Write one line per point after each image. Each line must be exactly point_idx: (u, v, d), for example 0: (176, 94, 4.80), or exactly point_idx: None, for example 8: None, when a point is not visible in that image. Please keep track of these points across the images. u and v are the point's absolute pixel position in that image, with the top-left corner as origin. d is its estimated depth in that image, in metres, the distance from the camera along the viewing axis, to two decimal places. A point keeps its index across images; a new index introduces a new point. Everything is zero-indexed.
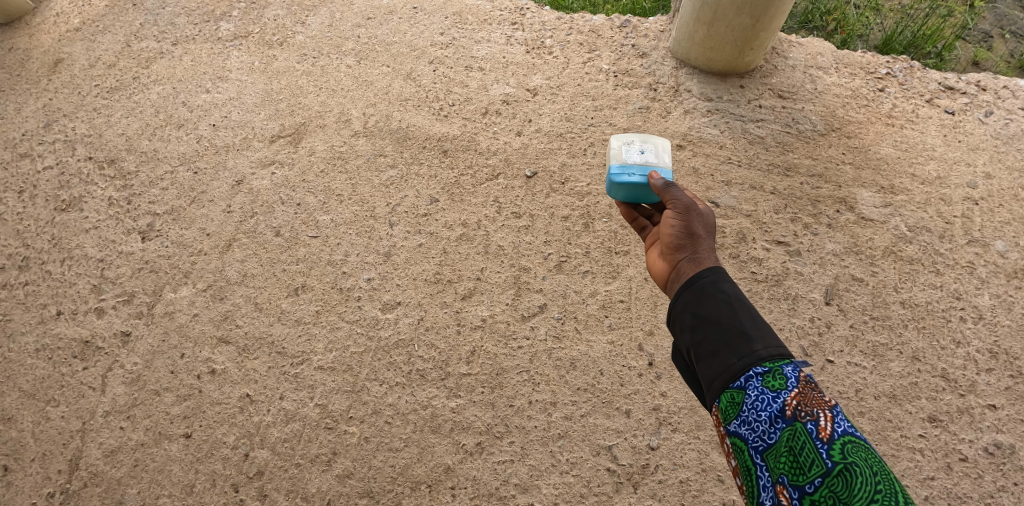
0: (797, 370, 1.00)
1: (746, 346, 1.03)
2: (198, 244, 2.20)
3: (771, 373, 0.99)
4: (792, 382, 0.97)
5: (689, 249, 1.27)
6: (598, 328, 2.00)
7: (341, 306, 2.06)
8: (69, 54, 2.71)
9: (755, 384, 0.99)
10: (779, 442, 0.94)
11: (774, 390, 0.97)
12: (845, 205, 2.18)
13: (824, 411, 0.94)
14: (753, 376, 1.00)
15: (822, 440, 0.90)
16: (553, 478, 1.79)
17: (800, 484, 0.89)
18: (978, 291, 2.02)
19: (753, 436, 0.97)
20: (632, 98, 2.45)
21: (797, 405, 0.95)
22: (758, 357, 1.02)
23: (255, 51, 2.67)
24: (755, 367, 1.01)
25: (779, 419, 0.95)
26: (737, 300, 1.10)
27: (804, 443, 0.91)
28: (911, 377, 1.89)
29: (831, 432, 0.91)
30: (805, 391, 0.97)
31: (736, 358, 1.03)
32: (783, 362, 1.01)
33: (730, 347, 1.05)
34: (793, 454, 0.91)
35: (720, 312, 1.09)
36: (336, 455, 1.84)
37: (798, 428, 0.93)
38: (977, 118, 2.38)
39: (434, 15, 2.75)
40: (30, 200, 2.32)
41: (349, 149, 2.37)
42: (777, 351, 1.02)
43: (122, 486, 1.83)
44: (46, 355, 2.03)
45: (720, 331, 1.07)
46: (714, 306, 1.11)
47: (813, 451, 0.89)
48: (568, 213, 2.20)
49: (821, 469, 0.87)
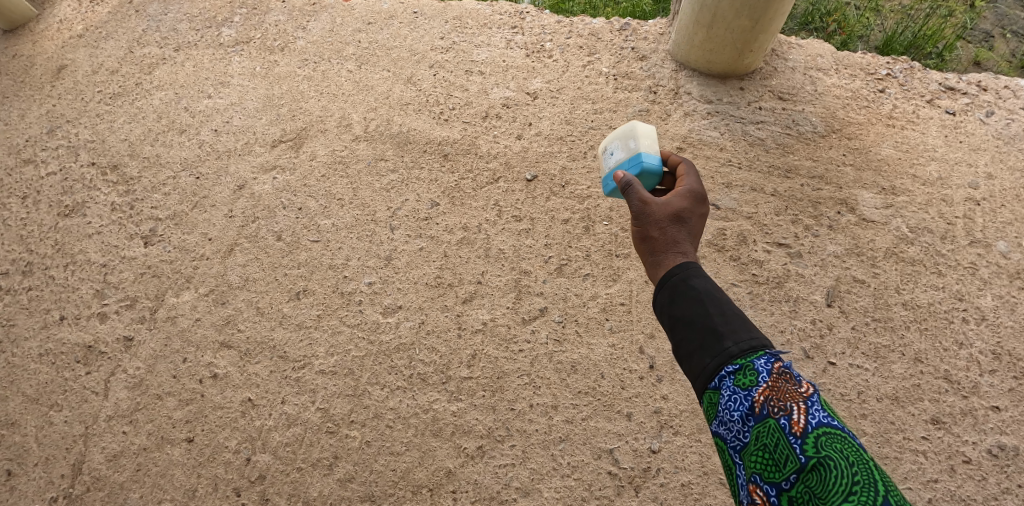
0: (771, 362, 0.98)
1: (716, 344, 1.02)
2: (200, 249, 2.21)
3: (742, 370, 0.98)
4: (763, 377, 0.96)
5: (650, 248, 1.26)
6: (598, 331, 2.00)
7: (341, 310, 2.07)
8: (72, 60, 2.73)
9: (728, 384, 0.99)
10: (753, 440, 0.94)
11: (745, 388, 0.96)
12: (846, 206, 2.18)
13: (797, 403, 0.93)
14: (725, 375, 0.99)
15: (795, 435, 0.90)
16: (553, 481, 1.79)
17: (777, 481, 0.89)
18: (980, 292, 2.01)
19: (729, 435, 0.98)
20: (632, 101, 2.45)
21: (768, 400, 0.94)
22: (730, 354, 1.00)
23: (256, 56, 2.68)
24: (727, 365, 1.00)
25: (750, 417, 0.95)
26: (707, 296, 1.09)
27: (778, 439, 0.91)
28: (913, 378, 1.88)
29: (804, 425, 0.90)
30: (777, 385, 0.95)
31: (710, 358, 1.02)
32: (755, 356, 0.99)
33: (704, 347, 1.03)
34: (768, 452, 0.91)
35: (690, 312, 1.07)
36: (337, 459, 1.85)
37: (772, 425, 0.92)
38: (977, 118, 2.37)
39: (434, 19, 2.76)
40: (34, 206, 2.34)
41: (349, 154, 2.38)
42: (748, 346, 1.00)
43: (125, 490, 1.84)
44: (50, 360, 2.04)
45: (692, 332, 1.06)
46: (684, 305, 1.09)
47: (787, 447, 0.89)
48: (569, 216, 2.20)
49: (795, 465, 0.87)
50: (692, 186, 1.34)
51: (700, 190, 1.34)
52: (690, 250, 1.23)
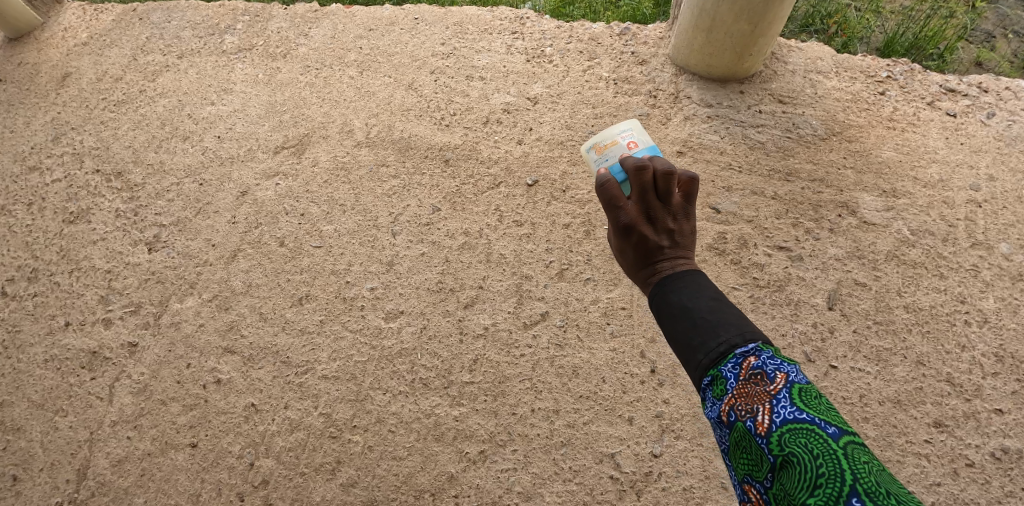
0: (739, 365, 1.01)
1: (692, 358, 1.07)
2: (204, 255, 2.23)
3: (714, 380, 1.03)
4: (731, 384, 1.00)
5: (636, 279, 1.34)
6: (600, 335, 2.00)
7: (344, 315, 2.08)
8: (76, 68, 2.75)
9: (707, 395, 1.04)
10: (734, 444, 0.99)
11: (719, 398, 1.01)
12: (847, 209, 2.17)
13: (764, 403, 0.95)
14: (705, 388, 1.05)
15: (761, 436, 0.94)
16: (555, 486, 1.79)
17: (760, 479, 0.94)
18: (983, 294, 2.00)
19: (720, 439, 1.04)
20: (632, 105, 2.46)
21: (736, 406, 0.98)
22: (703, 367, 1.05)
23: (258, 63, 2.70)
24: (704, 377, 1.05)
25: (725, 424, 1.00)
26: (682, 310, 1.13)
27: (749, 441, 0.95)
28: (916, 381, 1.87)
29: (769, 424, 0.93)
30: (745, 389, 0.98)
31: (692, 372, 1.08)
32: (724, 363, 1.03)
33: (686, 362, 1.09)
34: (746, 454, 0.96)
35: (669, 332, 1.13)
36: (340, 463, 1.85)
37: (741, 429, 0.96)
38: (979, 120, 2.36)
39: (435, 26, 2.77)
40: (39, 213, 2.36)
41: (351, 160, 2.40)
42: (717, 352, 1.04)
43: (129, 495, 1.85)
44: (55, 366, 2.06)
45: (676, 350, 1.12)
46: (666, 324, 1.15)
47: (758, 448, 0.94)
48: (570, 221, 2.21)
49: (768, 464, 0.92)
50: (612, 220, 1.30)
51: (620, 216, 1.28)
52: (660, 267, 1.25)
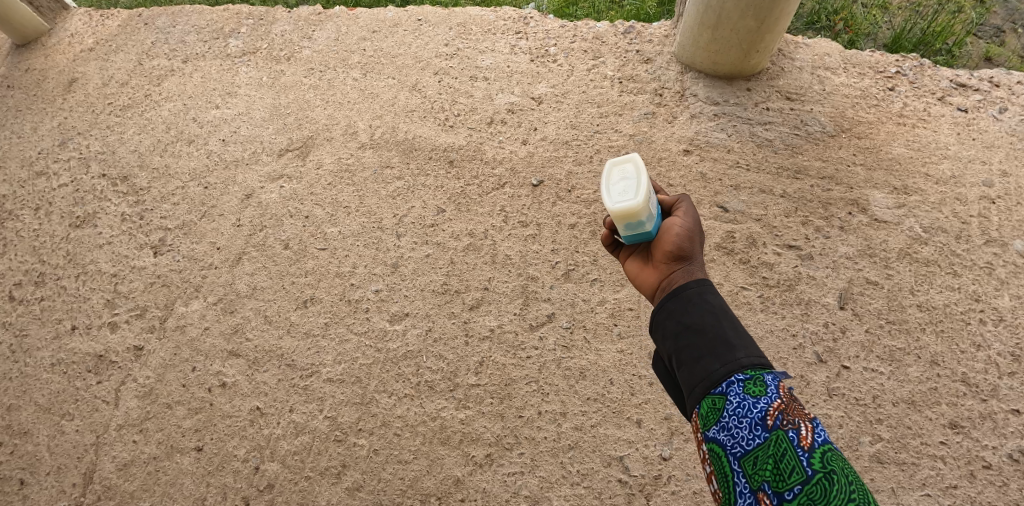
0: (777, 381, 0.97)
1: (728, 353, 0.99)
2: (209, 259, 2.22)
3: (751, 379, 0.95)
4: (773, 391, 0.94)
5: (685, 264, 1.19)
6: (607, 337, 1.97)
7: (349, 318, 2.06)
8: (83, 73, 2.77)
9: (736, 390, 0.95)
10: (760, 448, 0.90)
11: (755, 396, 0.93)
12: (857, 207, 2.14)
13: (805, 421, 0.91)
14: (734, 382, 0.96)
15: (802, 448, 0.87)
16: (564, 489, 1.77)
17: (780, 490, 0.86)
18: (998, 292, 1.96)
19: (732, 440, 0.93)
20: (638, 104, 2.44)
21: (780, 412, 0.91)
22: (740, 364, 0.98)
23: (263, 66, 2.70)
24: (737, 374, 0.97)
25: (760, 426, 0.91)
26: (721, 310, 1.05)
27: (785, 450, 0.88)
28: (930, 382, 1.83)
29: (811, 440, 0.88)
30: (785, 401, 0.93)
31: (718, 365, 0.99)
32: (764, 372, 0.97)
33: (713, 354, 1.00)
34: (772, 461, 0.88)
35: (705, 321, 1.04)
36: (345, 467, 1.84)
37: (779, 435, 0.89)
38: (990, 115, 2.32)
39: (438, 27, 2.76)
40: (46, 217, 2.37)
41: (356, 162, 2.39)
42: (758, 360, 0.98)
43: (134, 499, 1.84)
44: (61, 370, 2.06)
45: (702, 340, 1.02)
46: (699, 315, 1.05)
47: (794, 458, 0.87)
48: (575, 221, 2.19)
49: (800, 476, 0.85)
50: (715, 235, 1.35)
51: None
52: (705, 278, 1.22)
